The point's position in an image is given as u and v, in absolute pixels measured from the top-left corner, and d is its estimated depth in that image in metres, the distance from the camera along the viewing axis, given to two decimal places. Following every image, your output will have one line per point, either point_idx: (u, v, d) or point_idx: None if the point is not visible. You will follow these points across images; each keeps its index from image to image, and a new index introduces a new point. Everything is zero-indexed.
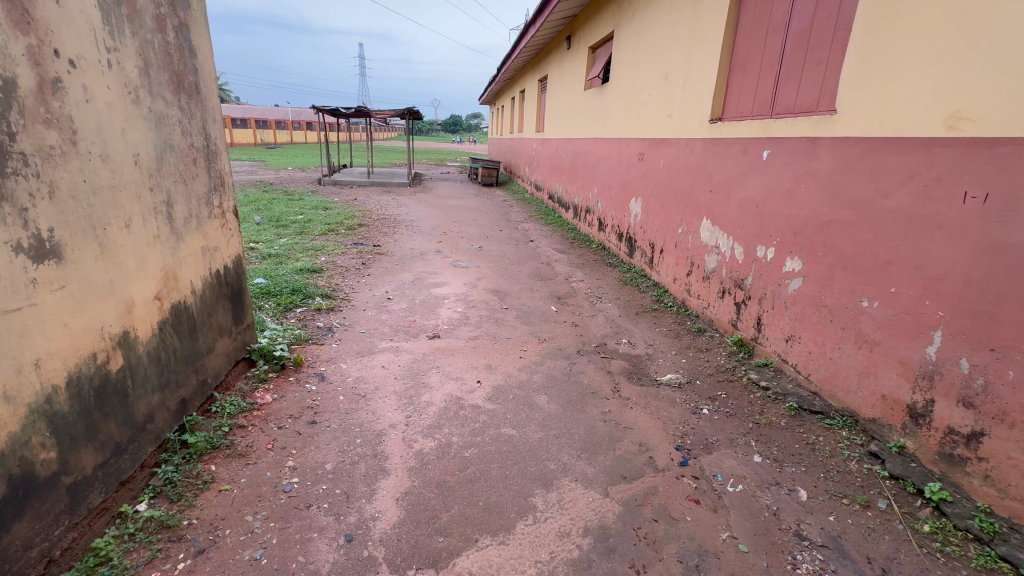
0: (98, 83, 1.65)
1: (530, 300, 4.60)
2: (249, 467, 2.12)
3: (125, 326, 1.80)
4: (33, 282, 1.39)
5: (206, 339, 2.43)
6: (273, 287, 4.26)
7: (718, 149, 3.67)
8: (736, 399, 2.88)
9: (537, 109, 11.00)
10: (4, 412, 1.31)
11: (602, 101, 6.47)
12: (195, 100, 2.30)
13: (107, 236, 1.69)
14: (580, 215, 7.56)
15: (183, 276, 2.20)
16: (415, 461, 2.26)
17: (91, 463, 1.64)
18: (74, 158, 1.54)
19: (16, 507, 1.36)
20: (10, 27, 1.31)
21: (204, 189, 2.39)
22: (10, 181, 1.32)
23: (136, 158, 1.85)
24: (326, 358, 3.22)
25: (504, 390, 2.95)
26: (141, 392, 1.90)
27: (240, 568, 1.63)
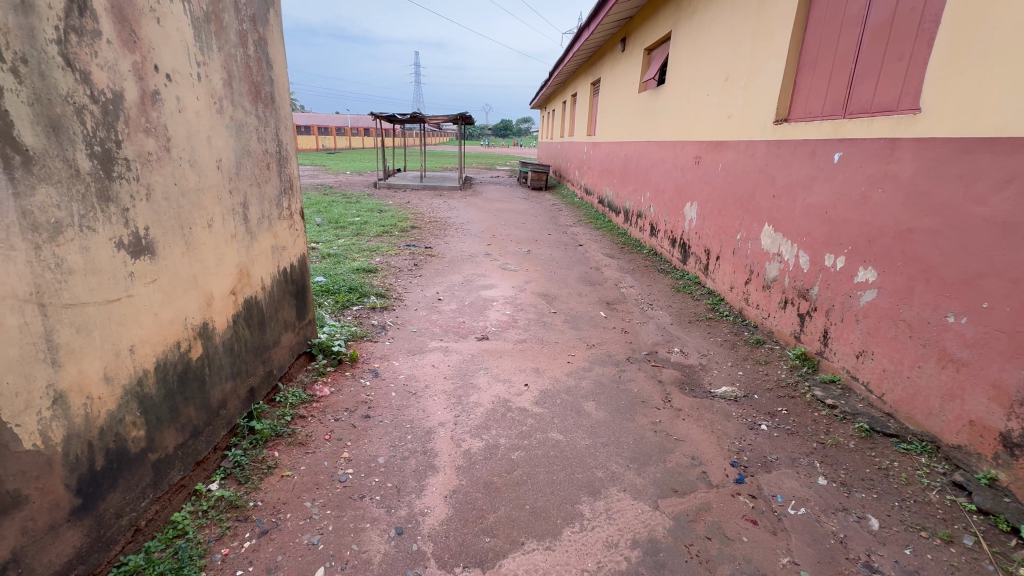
0: (189, 94, 1.80)
1: (579, 305, 4.55)
2: (309, 455, 2.24)
3: (205, 317, 1.94)
4: (131, 275, 1.53)
5: (273, 333, 2.58)
6: (332, 285, 4.48)
7: (783, 151, 3.49)
8: (798, 416, 2.71)
9: (589, 112, 10.91)
10: (103, 391, 1.44)
11: (657, 103, 6.32)
12: (270, 109, 2.46)
13: (192, 235, 1.84)
14: (631, 220, 7.41)
15: (255, 272, 2.35)
16: (463, 460, 2.30)
17: (172, 443, 1.78)
18: (167, 163, 1.69)
19: (110, 478, 1.50)
20: (119, 45, 1.46)
21: (275, 192, 2.55)
22: (115, 183, 1.46)
23: (219, 163, 2.01)
24: (379, 355, 3.34)
25: (552, 394, 2.94)
26: (217, 379, 2.05)
27: (299, 552, 1.72)
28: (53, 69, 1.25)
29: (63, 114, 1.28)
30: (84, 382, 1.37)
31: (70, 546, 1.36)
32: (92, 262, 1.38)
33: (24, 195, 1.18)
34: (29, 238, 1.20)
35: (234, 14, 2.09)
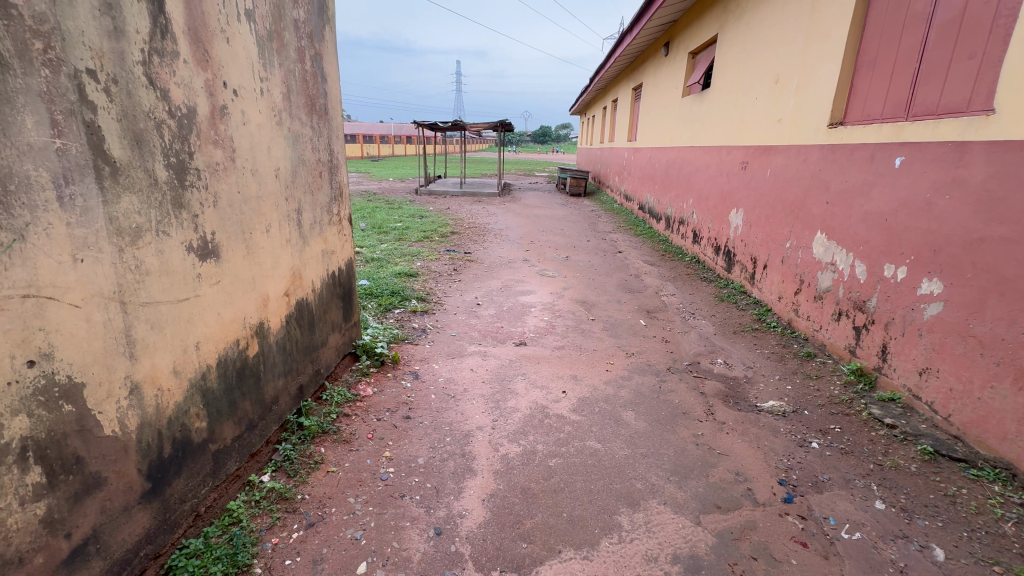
0: (252, 108, 1.92)
1: (618, 313, 4.50)
2: (353, 453, 2.32)
3: (261, 317, 2.06)
4: (198, 276, 1.64)
5: (321, 334, 2.70)
6: (375, 288, 4.62)
7: (838, 156, 3.33)
8: (853, 435, 2.57)
9: (630, 117, 10.79)
10: (172, 384, 1.55)
11: (702, 108, 6.18)
12: (323, 120, 2.59)
13: (252, 239, 1.96)
14: (673, 226, 7.25)
15: (307, 275, 2.47)
16: (501, 464, 2.32)
17: (230, 435, 1.90)
18: (231, 172, 1.80)
19: (176, 465, 1.60)
20: (194, 64, 1.58)
21: (326, 199, 2.67)
22: (187, 191, 1.57)
23: (277, 172, 2.13)
24: (420, 358, 3.41)
25: (590, 402, 2.92)
26: (271, 376, 2.17)
27: (343, 546, 1.78)
28: (138, 87, 1.37)
29: (145, 128, 1.40)
30: (156, 374, 1.48)
31: (140, 527, 1.47)
32: (166, 264, 1.49)
33: (111, 203, 1.29)
34: (115, 242, 1.31)
35: (294, 32, 2.22)
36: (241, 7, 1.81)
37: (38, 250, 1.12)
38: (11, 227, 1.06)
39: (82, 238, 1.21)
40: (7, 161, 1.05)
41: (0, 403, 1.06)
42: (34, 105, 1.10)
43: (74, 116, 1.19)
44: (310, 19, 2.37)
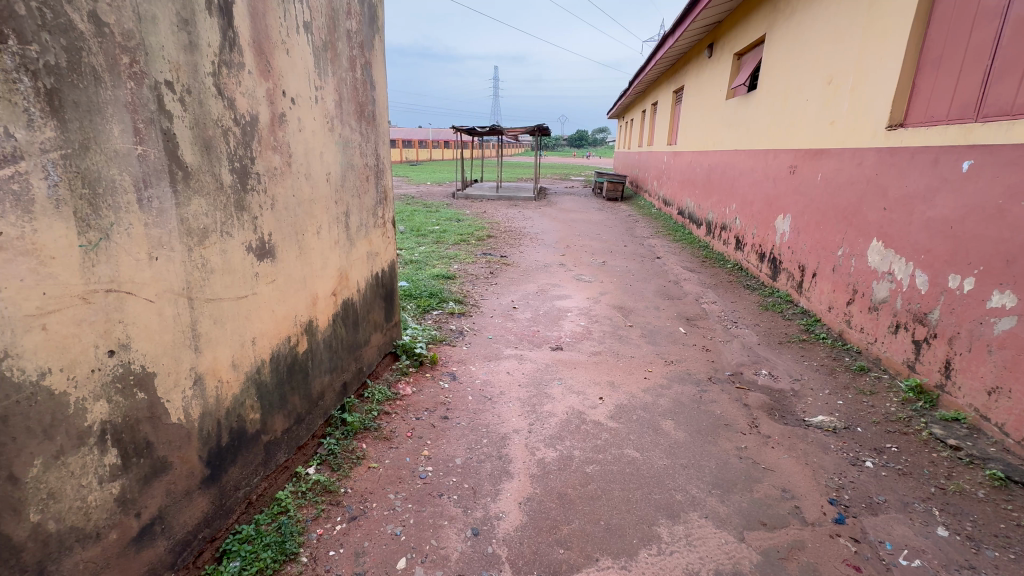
0: (308, 115, 2.01)
1: (656, 319, 4.41)
2: (393, 450, 2.37)
3: (310, 316, 2.14)
4: (256, 275, 1.73)
5: (365, 333, 2.78)
6: (414, 290, 4.72)
7: (897, 160, 3.16)
8: (912, 455, 2.41)
9: (670, 121, 10.60)
10: (231, 376, 1.64)
11: (747, 110, 6.00)
12: (371, 126, 2.67)
13: (304, 240, 2.05)
14: (714, 232, 7.06)
15: (352, 276, 2.56)
16: (537, 468, 2.31)
17: (281, 427, 1.98)
18: (288, 176, 1.89)
19: (232, 453, 1.69)
20: (257, 75, 1.67)
21: (372, 202, 2.76)
22: (248, 195, 1.66)
23: (328, 176, 2.22)
24: (457, 360, 3.46)
25: (628, 410, 2.87)
26: (318, 372, 2.25)
27: (384, 540, 1.83)
28: (208, 97, 1.46)
29: (213, 135, 1.49)
30: (217, 367, 1.57)
31: (200, 511, 1.55)
32: (227, 263, 1.58)
33: (182, 206, 1.38)
34: (185, 242, 1.39)
35: (346, 42, 2.31)
36: (299, 20, 1.90)
37: (121, 248, 1.20)
38: (99, 227, 1.14)
39: (157, 238, 1.30)
40: (97, 167, 1.13)
41: (84, 388, 1.14)
42: (120, 114, 1.18)
43: (154, 124, 1.28)
44: (362, 29, 2.46)
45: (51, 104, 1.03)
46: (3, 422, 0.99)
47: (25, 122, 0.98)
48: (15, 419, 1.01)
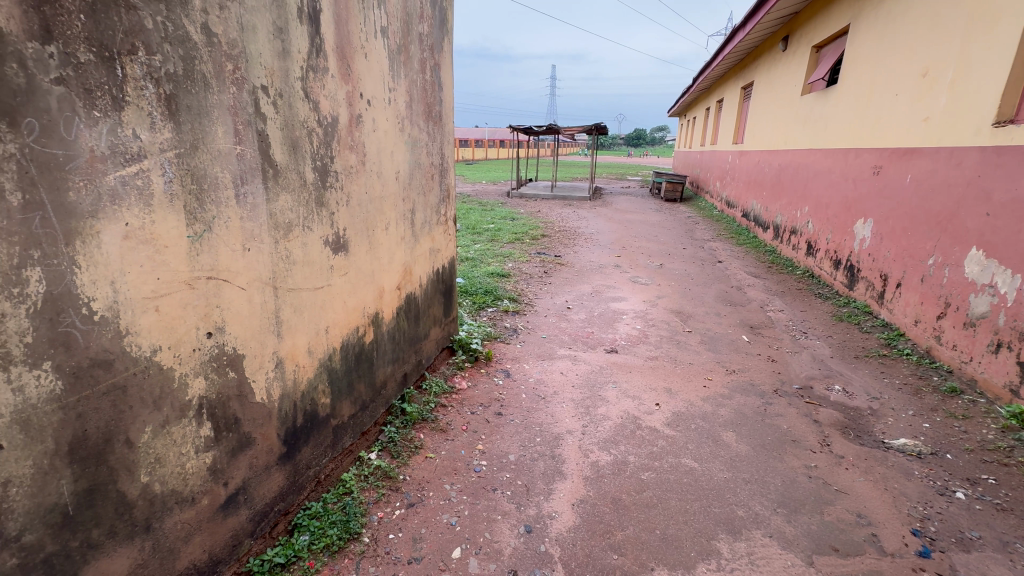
0: (381, 115, 2.10)
1: (717, 326, 4.23)
2: (448, 442, 2.43)
3: (376, 308, 2.24)
4: (331, 267, 1.83)
5: (424, 327, 2.87)
6: (470, 287, 4.81)
7: (1005, 161, 2.85)
8: (1013, 490, 2.17)
9: (736, 119, 10.11)
10: (307, 362, 1.75)
11: (826, 106, 5.60)
12: (438, 126, 2.75)
13: (374, 236, 2.14)
14: (782, 236, 6.67)
15: (415, 271, 2.64)
16: (591, 471, 2.29)
17: (348, 412, 2.09)
18: (362, 174, 1.99)
19: (306, 434, 1.80)
20: (339, 79, 1.77)
21: (436, 200, 2.83)
22: (328, 192, 1.77)
23: (397, 174, 2.30)
24: (511, 357, 3.49)
25: (686, 418, 2.78)
26: (381, 362, 2.35)
27: (440, 529, 1.88)
28: (297, 100, 1.56)
29: (300, 135, 1.59)
30: (295, 352, 1.67)
31: (276, 485, 1.66)
32: (307, 255, 1.68)
33: (271, 201, 1.48)
34: (272, 235, 1.50)
35: (418, 45, 2.39)
36: (377, 25, 1.98)
37: (220, 240, 1.31)
38: (203, 219, 1.25)
39: (250, 230, 1.41)
40: (203, 165, 1.24)
41: (187, 365, 1.25)
42: (223, 117, 1.29)
43: (251, 126, 1.39)
44: (432, 32, 2.53)
45: (169, 108, 1.14)
46: (123, 391, 1.10)
47: (149, 125, 1.09)
48: (132, 389, 1.12)
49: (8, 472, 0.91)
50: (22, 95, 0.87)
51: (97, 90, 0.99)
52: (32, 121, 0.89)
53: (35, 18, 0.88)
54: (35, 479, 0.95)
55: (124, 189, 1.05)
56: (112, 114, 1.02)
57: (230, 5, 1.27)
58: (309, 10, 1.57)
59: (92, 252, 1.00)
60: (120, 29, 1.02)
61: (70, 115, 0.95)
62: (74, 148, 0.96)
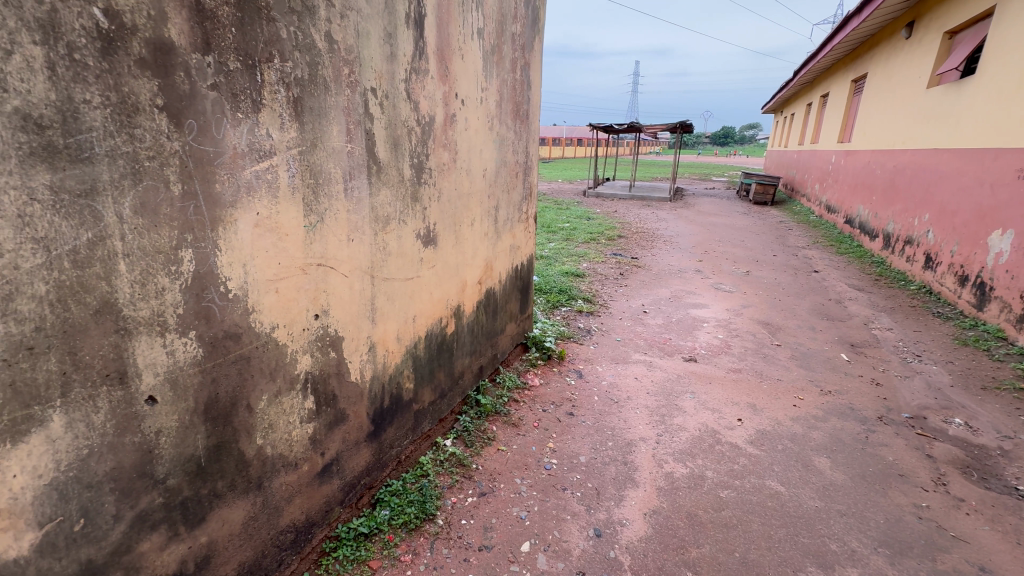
0: (473, 114, 2.17)
1: (811, 341, 3.88)
2: (520, 437, 2.47)
3: (459, 301, 2.32)
4: (421, 260, 1.92)
5: (501, 322, 2.92)
6: (544, 285, 4.83)
7: None
8: None
9: (843, 115, 9.18)
10: (395, 348, 1.85)
11: (959, 100, 4.92)
12: (524, 124, 2.78)
13: (460, 231, 2.22)
14: (894, 246, 5.96)
15: (496, 267, 2.70)
16: (665, 482, 2.21)
17: (428, 398, 2.19)
18: (453, 172, 2.07)
19: (391, 415, 1.91)
20: (438, 80, 1.85)
21: (519, 198, 2.87)
22: (422, 188, 1.86)
23: (484, 172, 2.36)
24: (584, 358, 3.46)
25: (772, 437, 2.59)
26: (460, 353, 2.43)
27: (510, 521, 1.91)
28: (400, 101, 1.65)
29: (401, 134, 1.69)
30: (386, 338, 1.78)
31: (363, 460, 1.78)
32: (401, 247, 1.78)
33: (373, 195, 1.59)
34: (373, 227, 1.61)
35: (511, 45, 2.43)
36: (474, 27, 2.05)
37: (330, 230, 1.43)
38: (317, 211, 1.37)
39: (354, 222, 1.52)
40: (320, 161, 1.36)
41: (298, 343, 1.38)
42: (338, 117, 1.40)
43: (360, 125, 1.49)
44: (525, 31, 2.56)
45: (295, 110, 1.26)
46: (247, 361, 1.23)
47: (279, 124, 1.22)
48: (254, 360, 1.25)
49: (160, 423, 1.05)
50: (186, 99, 1.00)
51: (242, 94, 1.11)
52: (193, 122, 1.02)
53: (198, 32, 1.00)
54: (180, 431, 1.10)
55: (257, 182, 1.18)
56: (251, 116, 1.14)
57: (349, 15, 1.38)
58: (415, 15, 1.65)
59: (231, 237, 1.13)
60: (261, 40, 1.14)
61: (220, 117, 1.07)
62: (222, 145, 1.08)
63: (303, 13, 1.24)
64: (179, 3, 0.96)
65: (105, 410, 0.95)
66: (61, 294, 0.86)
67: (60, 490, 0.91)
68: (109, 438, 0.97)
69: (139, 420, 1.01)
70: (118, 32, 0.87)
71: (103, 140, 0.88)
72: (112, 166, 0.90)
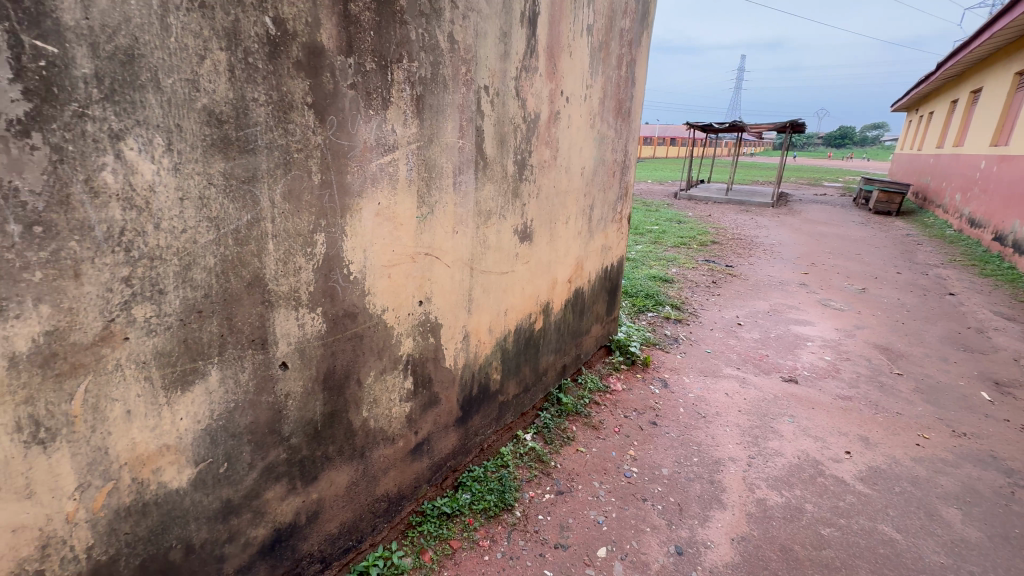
0: (576, 112, 2.16)
1: (941, 374, 3.38)
2: (600, 440, 2.43)
3: (548, 298, 2.33)
4: (517, 255, 1.96)
5: (587, 322, 2.89)
6: (630, 288, 4.70)
7: None
8: None
9: (1000, 113, 7.84)
10: (486, 339, 1.91)
11: None
12: (626, 122, 2.71)
13: (555, 228, 2.22)
14: None
15: (586, 267, 2.67)
16: (756, 508, 2.06)
17: (513, 391, 2.23)
18: (553, 169, 2.08)
19: (478, 404, 1.97)
20: (546, 78, 1.86)
21: (614, 198, 2.81)
22: (523, 184, 1.89)
23: (582, 170, 2.34)
24: (670, 367, 3.31)
25: (887, 477, 2.30)
26: (546, 350, 2.45)
27: (587, 523, 1.89)
28: (509, 98, 1.69)
29: (508, 131, 1.73)
30: (479, 329, 1.84)
31: (450, 444, 1.86)
32: (500, 242, 1.83)
33: (478, 190, 1.64)
34: (476, 221, 1.67)
35: (618, 41, 2.38)
36: (584, 24, 2.03)
37: (438, 222, 1.50)
38: (429, 203, 1.44)
39: (460, 215, 1.58)
40: (434, 156, 1.43)
41: (403, 327, 1.47)
42: (453, 114, 1.46)
43: (472, 122, 1.55)
44: (633, 26, 2.49)
45: (418, 108, 1.34)
46: (361, 339, 1.34)
47: (403, 121, 1.30)
48: (366, 339, 1.36)
49: (288, 387, 1.18)
50: (330, 97, 1.10)
51: (374, 93, 1.20)
52: (333, 119, 1.12)
53: (344, 35, 1.10)
54: (303, 396, 1.22)
55: (381, 174, 1.27)
56: (381, 113, 1.23)
57: (470, 16, 1.43)
58: (530, 14, 1.67)
59: (355, 224, 1.23)
60: (394, 41, 1.22)
61: (355, 114, 1.17)
62: (355, 140, 1.18)
63: (431, 15, 1.31)
64: (331, 11, 1.06)
65: (249, 370, 1.08)
66: (225, 267, 1.00)
67: (212, 436, 1.06)
68: (250, 395, 1.10)
69: (273, 382, 1.14)
70: (283, 37, 0.98)
71: (265, 134, 1.00)
72: (269, 156, 1.02)
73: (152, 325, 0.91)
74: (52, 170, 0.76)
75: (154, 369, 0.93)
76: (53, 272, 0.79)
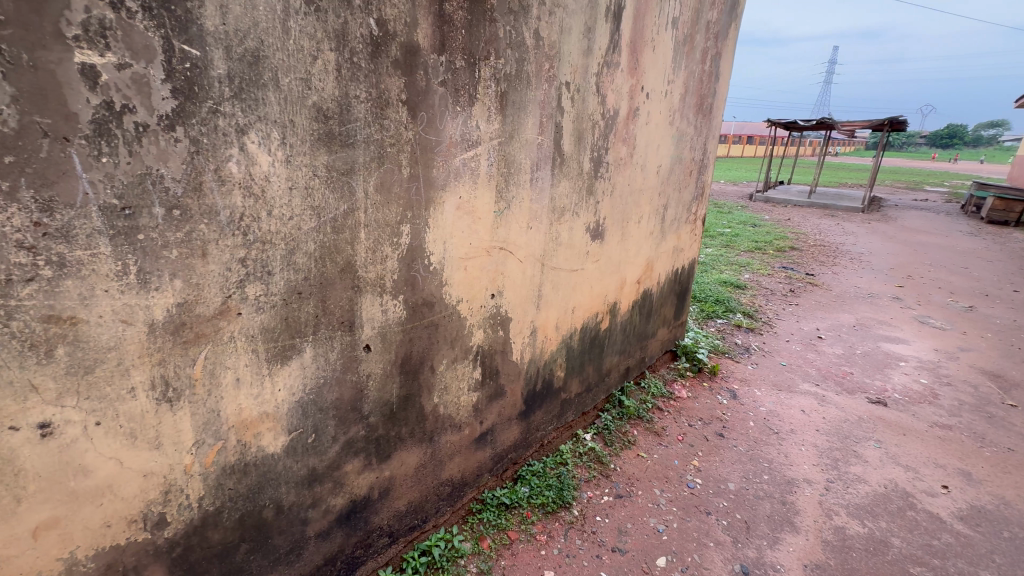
0: (656, 108, 2.09)
1: None
2: (662, 447, 2.36)
3: (615, 298, 2.29)
4: (588, 253, 1.94)
5: (654, 325, 2.81)
6: (699, 293, 4.51)
7: None
8: None
9: None
10: (553, 335, 1.91)
11: None
12: (706, 119, 2.59)
13: (627, 227, 2.18)
14: None
15: (656, 268, 2.60)
16: (833, 536, 1.91)
17: (575, 389, 2.22)
18: (628, 167, 2.03)
19: (541, 399, 1.98)
20: (627, 73, 1.83)
21: (689, 198, 2.70)
22: (598, 181, 1.86)
23: (658, 168, 2.27)
24: (740, 377, 3.14)
25: (994, 519, 2.04)
26: (611, 350, 2.41)
27: (646, 531, 1.85)
28: (589, 95, 1.67)
29: (586, 127, 1.71)
30: (546, 324, 1.84)
31: (512, 436, 1.88)
32: (572, 239, 1.82)
33: (554, 186, 1.65)
34: (550, 218, 1.67)
35: (704, 34, 2.28)
36: (670, 17, 1.97)
37: (513, 217, 1.52)
38: (506, 198, 1.47)
39: (535, 211, 1.60)
40: (514, 152, 1.45)
41: (475, 318, 1.51)
42: (534, 110, 1.47)
43: (552, 118, 1.55)
44: (721, 18, 2.37)
45: (501, 104, 1.36)
46: (436, 328, 1.39)
47: (486, 117, 1.33)
48: (441, 328, 1.41)
49: (370, 368, 1.25)
50: (422, 94, 1.15)
51: (462, 89, 1.24)
52: (424, 114, 1.17)
53: (438, 34, 1.14)
54: (382, 378, 1.29)
55: (464, 169, 1.31)
56: (467, 109, 1.27)
57: (556, 12, 1.43)
58: (615, 9, 1.65)
59: (438, 217, 1.28)
60: (483, 39, 1.25)
61: (443, 110, 1.21)
62: (442, 135, 1.22)
63: (519, 13, 1.32)
64: (428, 11, 1.10)
65: (338, 350, 1.16)
66: (323, 253, 1.07)
67: (303, 408, 1.14)
68: (337, 372, 1.18)
69: (358, 363, 1.21)
70: (383, 38, 1.04)
71: (364, 128, 1.07)
72: (366, 150, 1.08)
73: (260, 302, 1.01)
74: (190, 160, 0.86)
75: (260, 342, 1.02)
76: (186, 251, 0.89)
